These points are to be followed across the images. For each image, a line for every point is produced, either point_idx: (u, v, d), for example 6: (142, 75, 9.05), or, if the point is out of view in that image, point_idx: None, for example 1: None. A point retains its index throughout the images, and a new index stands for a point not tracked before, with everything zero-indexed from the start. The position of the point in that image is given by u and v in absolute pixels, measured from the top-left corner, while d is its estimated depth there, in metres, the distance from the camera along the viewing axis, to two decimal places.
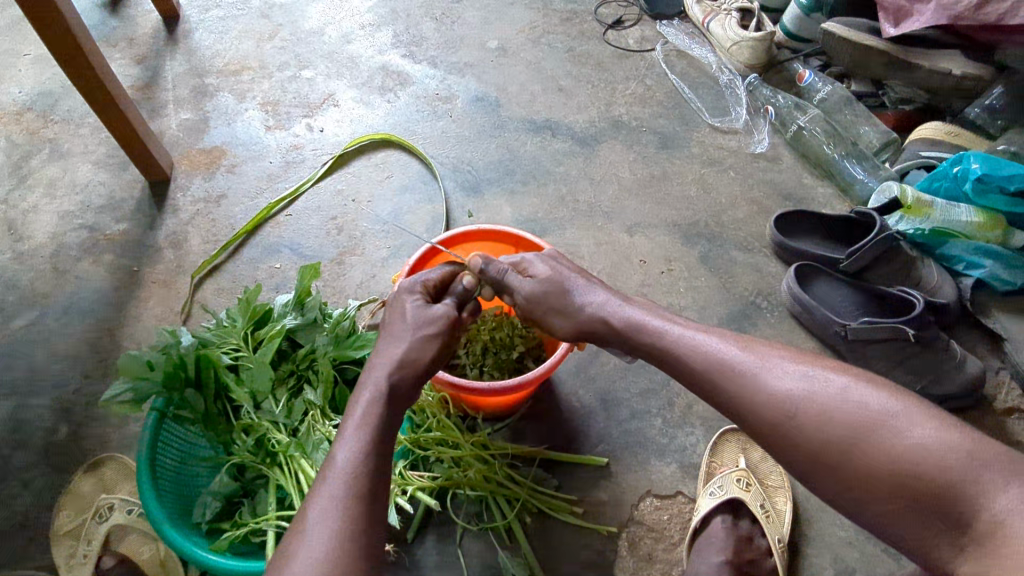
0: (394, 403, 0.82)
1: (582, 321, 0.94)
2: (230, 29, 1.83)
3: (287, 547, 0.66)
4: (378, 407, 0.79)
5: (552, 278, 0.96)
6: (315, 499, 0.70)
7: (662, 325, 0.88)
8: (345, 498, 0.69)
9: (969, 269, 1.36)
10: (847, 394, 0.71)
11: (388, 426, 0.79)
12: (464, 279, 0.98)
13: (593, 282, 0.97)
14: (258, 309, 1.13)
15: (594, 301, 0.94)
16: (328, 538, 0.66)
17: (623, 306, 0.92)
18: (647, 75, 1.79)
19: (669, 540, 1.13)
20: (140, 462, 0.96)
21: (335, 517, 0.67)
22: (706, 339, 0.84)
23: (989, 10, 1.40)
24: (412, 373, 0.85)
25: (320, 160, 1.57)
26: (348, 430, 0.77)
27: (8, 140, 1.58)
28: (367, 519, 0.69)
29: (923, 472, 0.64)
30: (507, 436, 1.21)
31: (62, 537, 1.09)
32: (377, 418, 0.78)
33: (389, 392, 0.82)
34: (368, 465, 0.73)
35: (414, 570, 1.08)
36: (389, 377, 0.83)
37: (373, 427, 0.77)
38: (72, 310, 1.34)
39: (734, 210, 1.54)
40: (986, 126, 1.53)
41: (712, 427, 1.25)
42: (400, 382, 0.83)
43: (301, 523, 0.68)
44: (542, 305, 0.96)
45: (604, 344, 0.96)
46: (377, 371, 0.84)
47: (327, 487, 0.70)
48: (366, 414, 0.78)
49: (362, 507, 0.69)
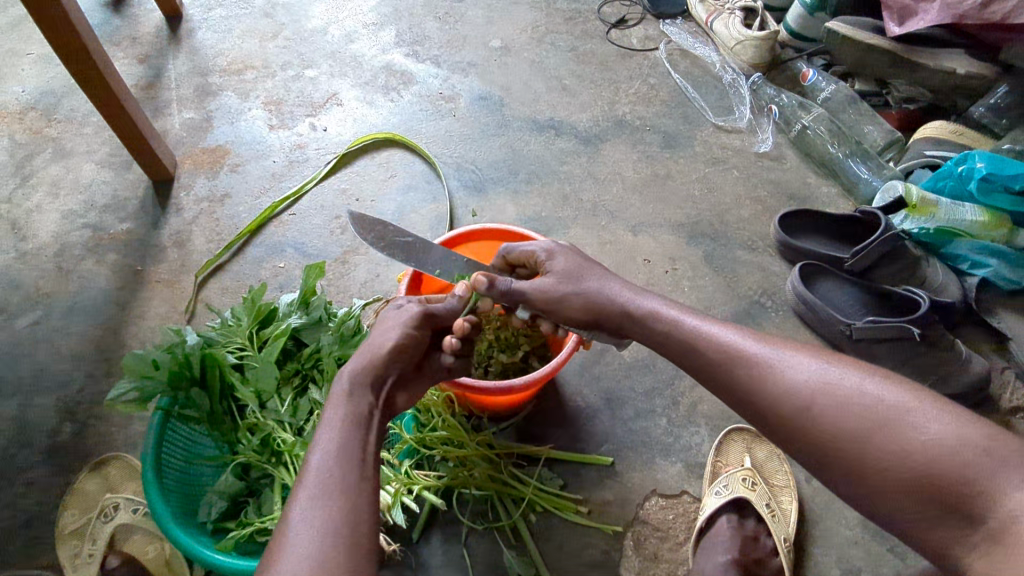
0: (361, 401, 0.82)
1: (597, 309, 0.94)
2: (233, 28, 1.83)
3: (272, 549, 0.65)
4: (341, 408, 0.80)
5: (569, 267, 0.96)
6: (294, 502, 0.69)
7: (675, 316, 0.88)
8: (325, 498, 0.69)
9: (974, 268, 1.36)
10: (863, 387, 0.71)
11: (355, 423, 0.79)
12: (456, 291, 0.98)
13: (612, 271, 0.97)
14: (263, 308, 1.13)
15: (610, 290, 0.94)
16: (314, 537, 0.65)
17: (640, 294, 0.93)
18: (650, 75, 1.79)
19: (675, 540, 1.13)
20: (146, 459, 0.95)
21: (318, 518, 0.67)
22: (723, 331, 0.84)
23: (994, 9, 1.41)
24: (372, 365, 0.86)
25: (323, 160, 1.57)
26: (320, 435, 0.76)
27: (10, 140, 1.57)
28: (352, 515, 0.68)
29: (937, 467, 0.64)
30: (511, 437, 1.21)
31: (67, 537, 1.08)
32: (344, 418, 0.79)
33: (348, 394, 0.82)
34: (343, 465, 0.73)
35: (419, 570, 1.08)
36: (347, 380, 0.83)
37: (341, 428, 0.77)
38: (76, 310, 1.34)
39: (738, 209, 1.54)
40: (991, 125, 1.52)
41: (716, 426, 1.25)
42: (360, 382, 0.84)
43: (283, 527, 0.67)
44: (558, 292, 0.95)
45: (617, 328, 0.95)
46: (341, 377, 0.84)
47: (305, 490, 0.70)
48: (333, 417, 0.79)
49: (343, 504, 0.69)
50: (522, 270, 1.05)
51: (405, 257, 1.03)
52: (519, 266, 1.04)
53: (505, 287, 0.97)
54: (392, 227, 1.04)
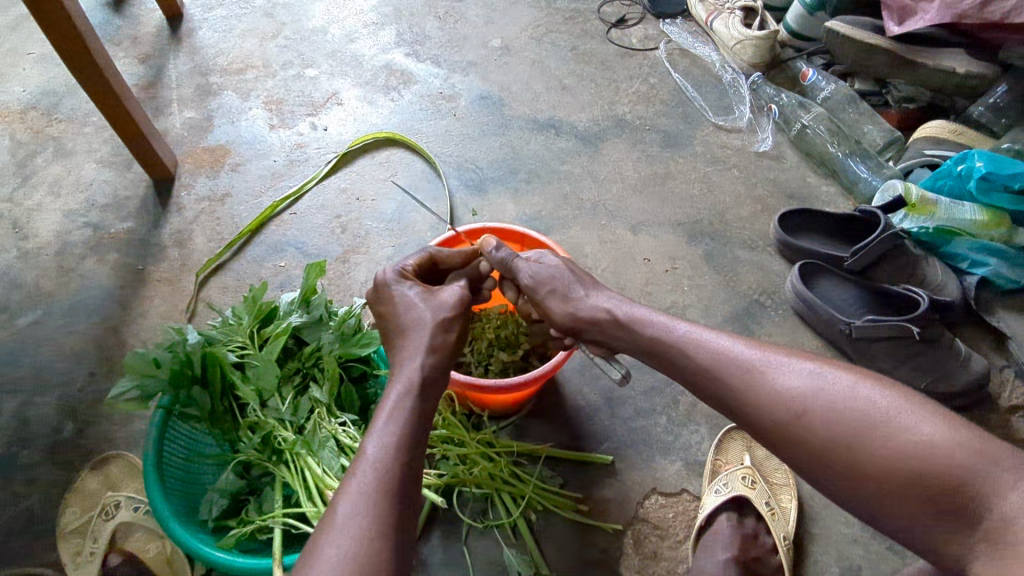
0: (425, 397, 0.82)
1: (580, 317, 0.96)
2: (233, 28, 1.83)
3: (315, 543, 0.66)
4: (409, 402, 0.80)
5: (562, 267, 0.99)
6: (342, 495, 0.69)
7: (668, 323, 0.89)
8: (376, 496, 0.69)
9: (973, 267, 1.36)
10: (855, 390, 0.72)
11: (417, 420, 0.79)
12: (482, 263, 1.04)
13: (598, 283, 0.99)
14: (264, 307, 1.13)
15: (593, 300, 0.96)
16: (361, 535, 0.65)
17: (626, 305, 0.94)
18: (650, 74, 1.79)
19: (674, 538, 1.13)
20: (148, 457, 0.96)
21: (366, 515, 0.67)
22: (712, 337, 0.84)
23: (993, 9, 1.41)
24: (440, 358, 0.87)
25: (324, 159, 1.57)
26: (379, 423, 0.77)
27: (11, 139, 1.58)
28: (397, 519, 0.69)
29: (934, 471, 0.64)
30: (511, 435, 1.21)
31: (69, 534, 1.08)
32: (409, 412, 0.79)
33: (422, 386, 0.83)
34: (397, 464, 0.73)
35: (420, 568, 1.08)
36: (421, 371, 0.84)
37: (405, 423, 0.78)
38: (77, 308, 1.34)
39: (737, 209, 1.54)
40: (989, 124, 1.53)
41: (716, 425, 1.25)
42: (432, 379, 0.85)
43: (327, 522, 0.67)
44: (546, 284, 0.98)
45: (601, 340, 0.96)
46: (410, 368, 0.84)
47: (354, 485, 0.70)
48: (397, 406, 0.79)
49: (391, 505, 0.69)
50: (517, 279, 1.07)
51: None
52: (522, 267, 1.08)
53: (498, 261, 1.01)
54: None
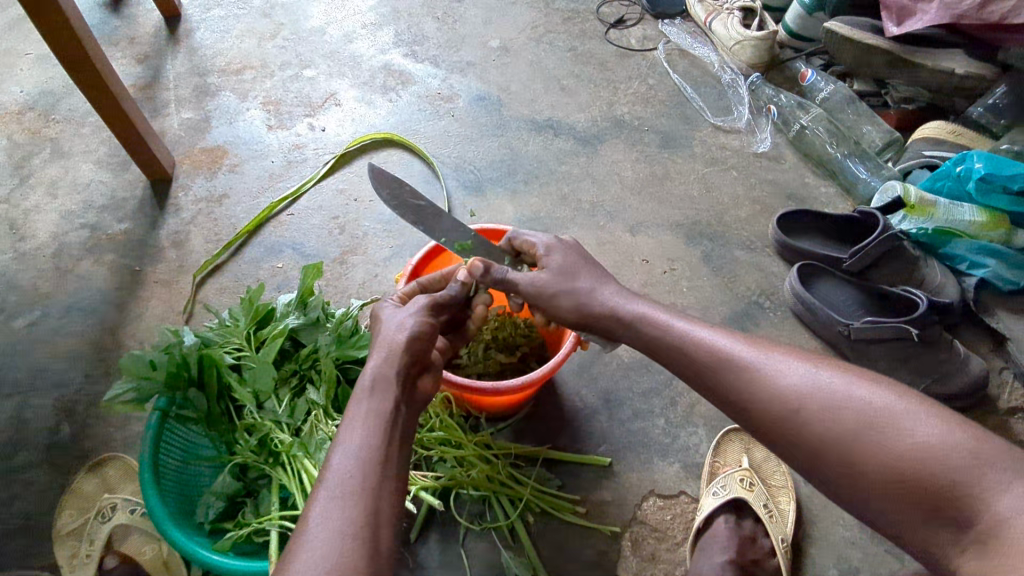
0: (389, 394, 0.80)
1: (588, 311, 0.94)
2: (232, 28, 1.83)
3: (290, 549, 0.65)
4: (364, 405, 0.79)
5: (567, 264, 0.96)
6: (314, 501, 0.69)
7: (666, 321, 0.89)
8: (347, 498, 0.69)
9: (972, 268, 1.37)
10: (850, 391, 0.71)
11: (381, 418, 0.78)
12: (458, 276, 0.97)
13: (607, 275, 0.97)
14: (260, 309, 1.12)
15: (603, 293, 0.94)
16: (331, 539, 0.65)
17: (633, 299, 0.93)
18: (648, 75, 1.79)
19: (672, 540, 1.13)
20: (143, 460, 0.95)
21: (337, 518, 0.67)
22: (710, 335, 0.84)
23: (993, 9, 1.41)
24: (398, 356, 0.84)
25: (322, 160, 1.57)
26: (345, 432, 0.76)
27: (8, 140, 1.57)
28: (372, 519, 0.68)
29: (926, 471, 0.64)
30: (509, 437, 1.21)
31: (65, 537, 1.08)
32: (368, 414, 0.78)
33: (373, 386, 0.80)
34: (366, 464, 0.72)
35: (417, 570, 1.08)
36: (376, 371, 0.82)
37: (366, 424, 0.76)
38: (74, 310, 1.34)
39: (736, 210, 1.54)
40: (989, 126, 1.52)
41: (714, 426, 1.24)
42: (390, 373, 0.82)
43: (301, 527, 0.67)
44: (551, 289, 0.95)
45: (607, 333, 0.95)
46: (365, 373, 0.82)
47: (325, 490, 0.70)
48: (362, 410, 0.78)
49: (364, 506, 0.69)
50: (528, 259, 1.03)
51: (416, 221, 0.98)
52: (523, 255, 1.03)
53: (500, 275, 0.97)
54: (406, 190, 0.96)
